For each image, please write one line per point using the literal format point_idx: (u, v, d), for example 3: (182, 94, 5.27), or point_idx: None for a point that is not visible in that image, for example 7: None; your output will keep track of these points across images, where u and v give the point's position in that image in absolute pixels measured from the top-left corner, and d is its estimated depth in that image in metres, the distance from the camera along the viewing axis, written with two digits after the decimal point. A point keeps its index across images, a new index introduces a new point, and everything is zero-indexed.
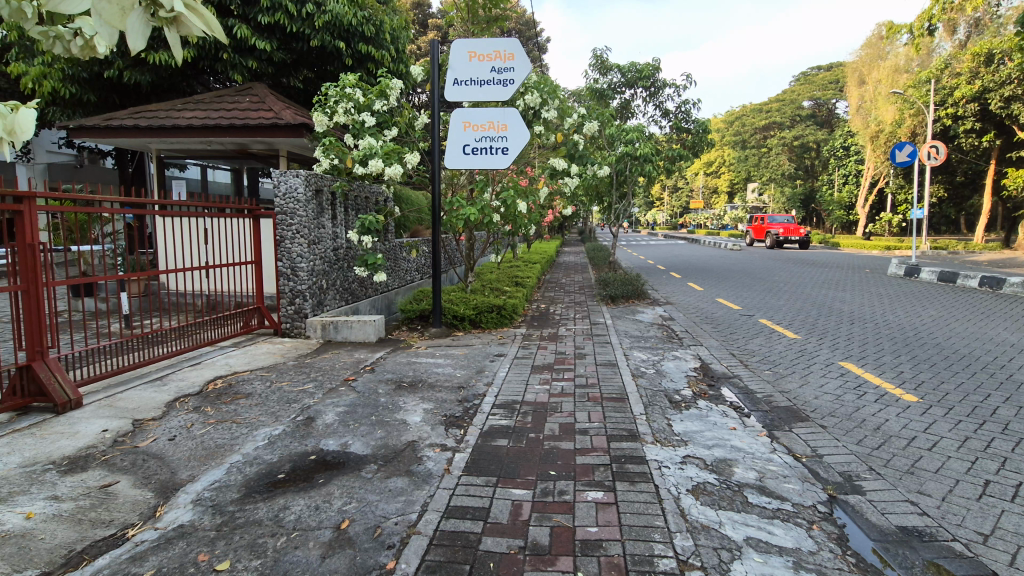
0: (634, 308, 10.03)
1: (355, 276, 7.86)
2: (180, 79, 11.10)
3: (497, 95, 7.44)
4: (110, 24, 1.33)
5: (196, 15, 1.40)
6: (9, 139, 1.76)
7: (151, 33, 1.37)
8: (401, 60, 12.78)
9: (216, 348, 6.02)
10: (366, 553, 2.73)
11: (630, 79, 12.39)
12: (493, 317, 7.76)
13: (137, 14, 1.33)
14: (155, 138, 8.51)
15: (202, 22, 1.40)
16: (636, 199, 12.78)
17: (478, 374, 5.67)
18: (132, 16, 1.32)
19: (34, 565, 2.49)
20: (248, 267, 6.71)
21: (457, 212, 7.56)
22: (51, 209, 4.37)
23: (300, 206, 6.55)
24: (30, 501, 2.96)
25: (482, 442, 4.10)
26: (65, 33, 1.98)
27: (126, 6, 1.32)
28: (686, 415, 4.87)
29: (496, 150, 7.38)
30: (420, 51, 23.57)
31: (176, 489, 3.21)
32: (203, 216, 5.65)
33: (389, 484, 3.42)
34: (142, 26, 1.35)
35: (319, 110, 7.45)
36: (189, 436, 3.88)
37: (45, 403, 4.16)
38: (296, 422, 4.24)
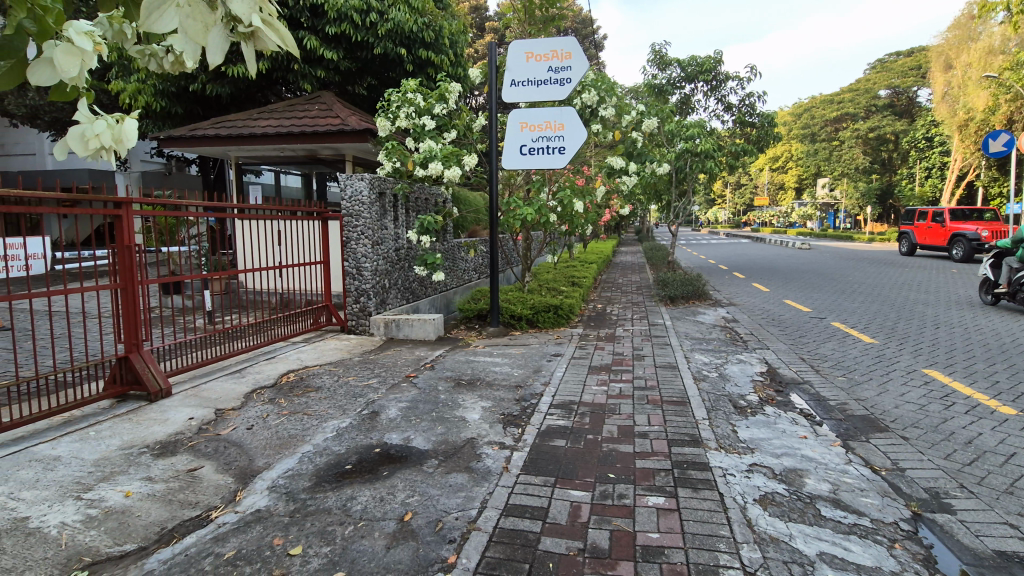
0: (695, 310, 9.72)
1: (415, 275, 8.07)
2: (255, 90, 11.79)
3: (554, 94, 7.44)
4: (193, 40, 1.27)
5: (273, 30, 1.33)
6: (115, 148, 1.74)
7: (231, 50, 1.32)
8: (459, 63, 13.00)
9: (288, 343, 6.36)
10: (429, 546, 2.79)
11: (691, 73, 11.97)
12: (551, 317, 7.74)
13: (218, 30, 1.29)
14: (234, 146, 9.09)
15: (278, 37, 1.33)
16: (697, 196, 12.35)
17: (536, 374, 5.68)
18: (214, 33, 1.29)
19: (132, 539, 2.73)
20: (317, 267, 7.03)
21: (514, 213, 7.59)
22: (145, 213, 4.76)
23: (365, 207, 6.79)
24: (128, 481, 3.24)
25: (541, 442, 4.10)
26: (158, 50, 2.14)
27: (209, 23, 1.29)
28: (753, 421, 4.66)
29: (553, 150, 7.37)
30: (477, 55, 23.86)
31: (254, 475, 3.42)
32: (277, 218, 5.98)
33: (450, 480, 3.48)
34: (222, 42, 1.31)
35: (382, 115, 7.81)
36: (265, 426, 4.12)
37: (141, 391, 4.54)
38: (362, 415, 4.41)
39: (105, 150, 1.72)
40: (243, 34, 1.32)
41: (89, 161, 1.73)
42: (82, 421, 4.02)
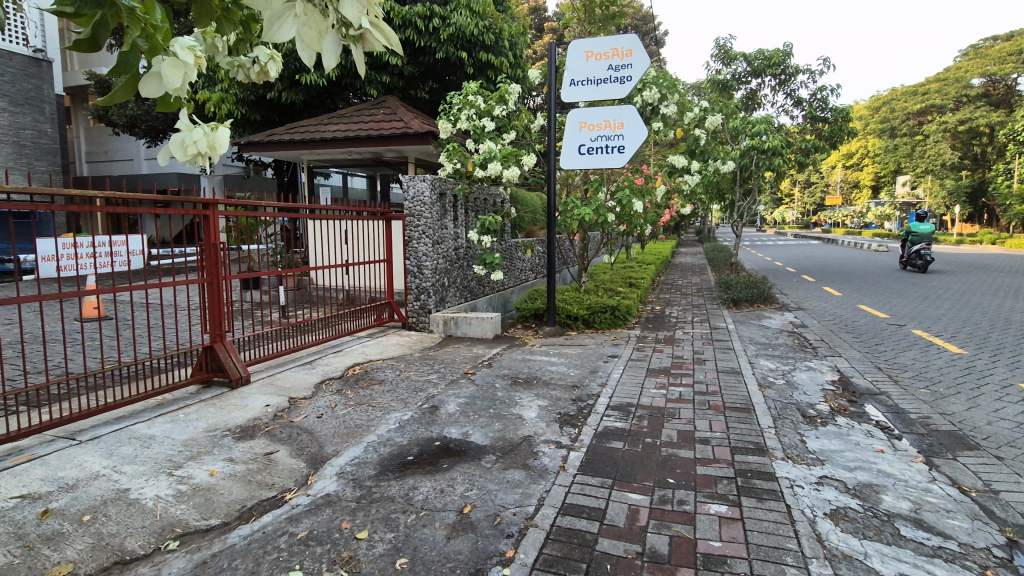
0: (760, 313, 9.34)
1: (473, 274, 8.22)
2: (325, 96, 12.39)
3: (614, 93, 7.36)
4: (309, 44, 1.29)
5: (379, 32, 1.39)
6: (209, 154, 1.87)
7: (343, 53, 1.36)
8: (518, 65, 13.12)
9: (354, 338, 6.65)
10: (487, 540, 2.85)
11: (757, 67, 11.46)
12: (608, 318, 7.66)
13: (332, 34, 1.33)
14: (305, 150, 9.59)
15: (385, 37, 1.39)
16: (763, 195, 11.83)
17: (592, 374, 5.65)
18: (329, 36, 1.33)
19: (216, 515, 2.95)
20: (380, 265, 7.29)
21: (572, 212, 7.57)
22: (229, 214, 5.14)
23: (427, 208, 6.98)
24: (213, 460, 3.50)
25: (598, 443, 4.08)
26: (246, 60, 2.31)
27: (322, 29, 1.33)
28: (823, 431, 4.42)
29: (612, 149, 7.29)
30: (535, 56, 23.95)
31: (324, 461, 3.61)
32: (344, 218, 6.26)
33: (507, 476, 3.53)
34: (334, 46, 1.35)
35: (444, 117, 8.00)
36: (333, 415, 4.34)
37: (223, 378, 4.89)
38: (423, 409, 4.55)
39: (201, 155, 1.86)
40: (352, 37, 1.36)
41: (186, 165, 1.87)
42: (173, 404, 4.38)
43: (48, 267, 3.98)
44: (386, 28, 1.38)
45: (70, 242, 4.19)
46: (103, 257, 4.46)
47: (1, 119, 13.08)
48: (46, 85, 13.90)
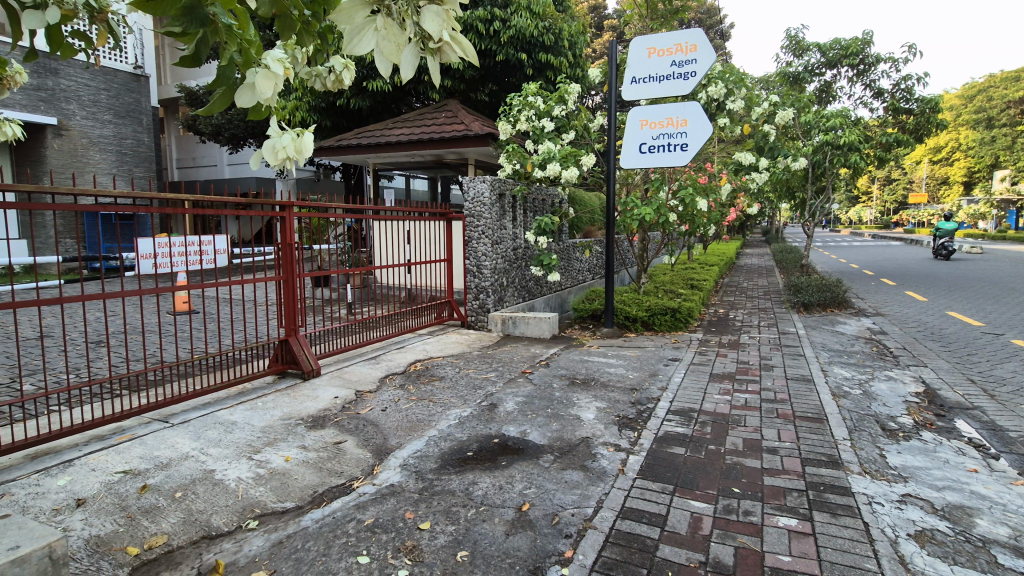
0: (834, 319, 8.80)
1: (531, 275, 8.26)
2: (390, 102, 12.83)
3: (678, 89, 7.17)
4: (388, 58, 1.34)
5: (457, 44, 1.40)
6: (296, 158, 2.01)
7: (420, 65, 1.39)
8: (577, 65, 13.05)
9: (415, 335, 6.85)
10: (546, 538, 2.86)
11: (832, 58, 10.80)
12: (668, 320, 7.47)
13: (411, 47, 1.37)
14: (371, 153, 9.98)
15: (461, 50, 1.40)
16: (838, 193, 11.13)
17: (652, 377, 5.53)
18: (408, 50, 1.36)
19: (291, 498, 3.14)
20: (441, 265, 7.46)
21: (632, 212, 7.42)
22: (303, 215, 5.42)
23: (486, 208, 7.10)
24: (287, 447, 3.72)
25: (658, 448, 4.00)
26: (323, 70, 2.49)
27: (401, 41, 1.35)
28: (905, 446, 4.11)
29: (675, 147, 7.11)
30: (594, 55, 23.74)
31: (388, 453, 3.75)
32: (408, 219, 6.47)
33: (565, 476, 3.53)
34: (413, 58, 1.38)
35: (504, 119, 8.08)
36: (397, 409, 4.50)
37: (296, 370, 5.18)
38: (481, 406, 4.62)
39: (289, 159, 1.99)
40: (430, 50, 1.39)
41: (275, 169, 2.00)
42: (252, 393, 4.69)
43: (147, 264, 4.36)
44: (463, 39, 1.40)
45: (165, 242, 4.56)
46: (193, 255, 4.82)
47: (107, 130, 14.43)
48: (144, 99, 15.21)
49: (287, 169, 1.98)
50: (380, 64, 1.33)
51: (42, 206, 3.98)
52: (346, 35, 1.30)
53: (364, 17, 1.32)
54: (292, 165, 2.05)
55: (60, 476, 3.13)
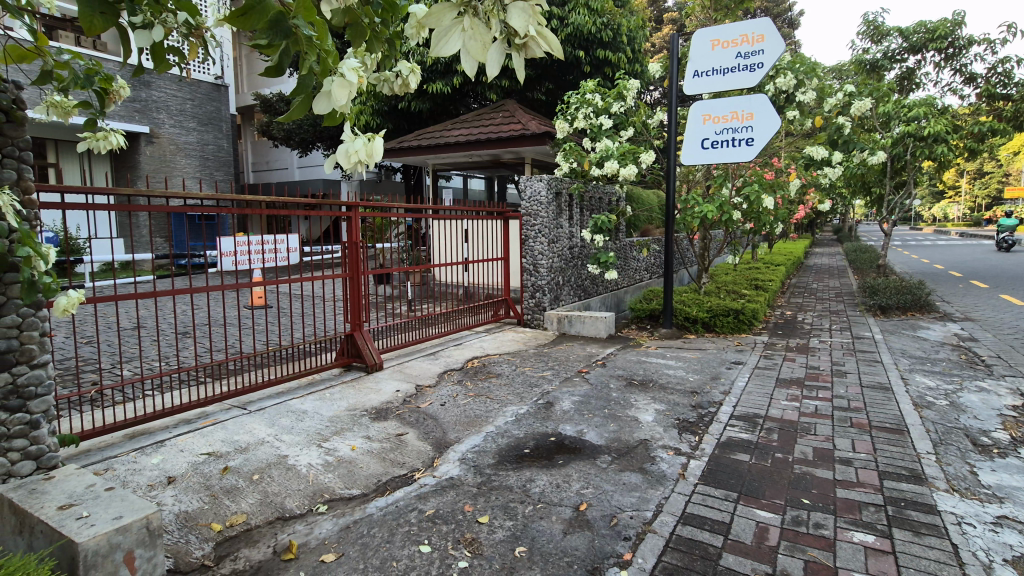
0: (915, 323, 8.18)
1: (587, 273, 8.20)
2: (448, 103, 13.08)
3: (744, 82, 6.89)
4: (474, 56, 1.33)
5: (542, 39, 1.38)
6: (368, 162, 2.00)
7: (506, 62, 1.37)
8: (636, 60, 12.80)
9: (472, 332, 6.95)
10: (604, 539, 2.83)
11: (916, 42, 10.02)
12: (730, 322, 7.19)
13: (497, 46, 1.35)
14: (431, 154, 10.22)
15: (546, 44, 1.38)
16: (921, 187, 10.32)
17: (714, 381, 5.35)
18: (494, 48, 1.34)
19: (356, 485, 3.28)
20: (498, 263, 7.53)
21: (693, 210, 7.19)
22: (367, 215, 5.62)
23: (543, 207, 7.12)
24: (353, 437, 3.88)
25: (721, 453, 3.86)
26: (390, 75, 2.53)
27: (487, 40, 1.34)
28: (1000, 464, 3.77)
29: (739, 142, 6.84)
30: (653, 50, 23.22)
31: (448, 446, 3.83)
32: (465, 218, 6.57)
33: (624, 478, 3.49)
34: (499, 56, 1.36)
35: (561, 117, 8.06)
36: (455, 404, 4.59)
37: (361, 363, 5.40)
38: (538, 404, 4.63)
39: (361, 163, 1.98)
40: (515, 46, 1.37)
41: (348, 172, 2.00)
42: (321, 384, 4.93)
43: (227, 262, 4.67)
44: (548, 34, 1.37)
45: (244, 241, 4.88)
46: (268, 253, 5.11)
47: (191, 137, 15.54)
48: (224, 107, 16.27)
49: (359, 172, 1.98)
50: (467, 64, 1.32)
51: (138, 208, 4.32)
52: (435, 36, 1.31)
53: (452, 19, 1.33)
54: (363, 169, 2.05)
55: (153, 455, 3.41)
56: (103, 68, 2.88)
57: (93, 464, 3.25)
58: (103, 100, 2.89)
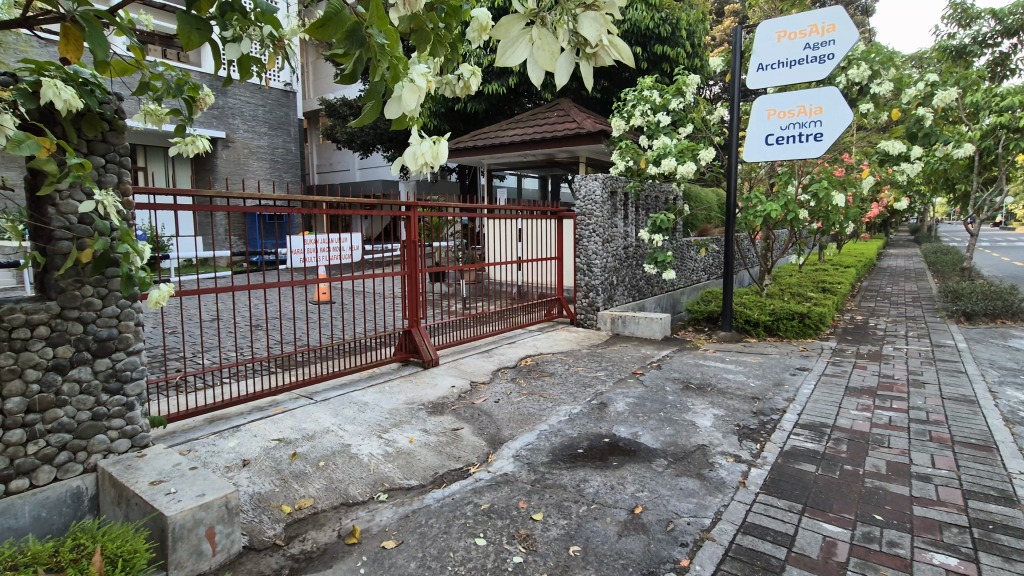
0: (1005, 331, 7.51)
1: (642, 273, 8.08)
2: (504, 104, 13.20)
3: (813, 74, 6.54)
4: (542, 66, 1.32)
5: (613, 48, 1.36)
6: (433, 164, 2.00)
7: (574, 70, 1.35)
8: (695, 54, 12.45)
9: (525, 331, 7.00)
10: (660, 544, 2.79)
11: (1011, 25, 9.17)
12: (795, 325, 6.86)
13: (566, 55, 1.35)
14: (486, 154, 10.35)
15: (616, 53, 1.35)
16: (1014, 183, 9.45)
17: (777, 387, 5.13)
18: (562, 57, 1.34)
19: (414, 476, 3.38)
20: (551, 263, 7.53)
21: (755, 209, 6.91)
22: (425, 214, 5.77)
23: (598, 207, 7.07)
24: (411, 429, 4.00)
25: (784, 462, 3.71)
26: (452, 78, 2.56)
27: (555, 50, 1.33)
28: None
29: (807, 137, 6.52)
30: (712, 43, 22.47)
31: (502, 443, 3.88)
32: (520, 217, 6.62)
33: (680, 483, 3.41)
34: (567, 66, 1.36)
35: (618, 115, 7.97)
36: (509, 401, 4.64)
37: (418, 359, 5.56)
38: (592, 404, 4.61)
39: (427, 165, 1.99)
40: (585, 56, 1.36)
41: (415, 174, 2.02)
42: (380, 377, 5.11)
43: (296, 259, 4.92)
44: (620, 43, 1.34)
45: (311, 240, 5.12)
46: (332, 251, 5.34)
47: (262, 141, 16.43)
48: (291, 112, 17.11)
49: (425, 175, 1.99)
50: (533, 74, 1.32)
51: (217, 208, 4.62)
52: (503, 47, 1.32)
53: (520, 29, 1.33)
54: (429, 171, 2.05)
55: (230, 438, 3.66)
56: (190, 77, 3.11)
57: (179, 445, 3.52)
58: (191, 108, 3.17)
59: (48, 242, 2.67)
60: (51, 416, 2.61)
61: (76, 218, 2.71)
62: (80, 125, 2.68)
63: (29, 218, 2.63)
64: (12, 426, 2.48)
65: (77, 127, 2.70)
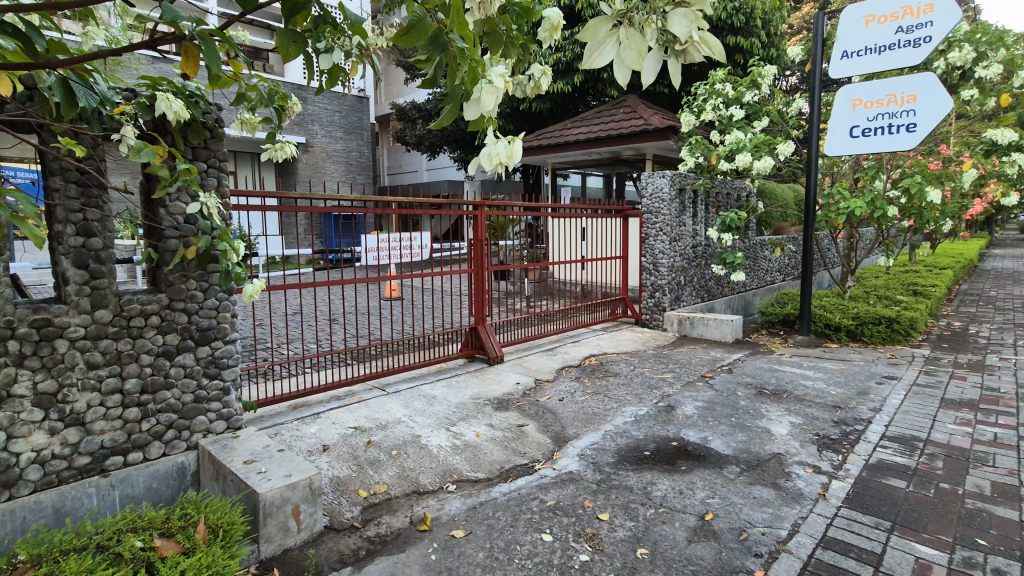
0: None
1: (712, 274, 7.81)
2: (569, 102, 13.15)
3: (907, 60, 6.02)
4: (629, 65, 1.33)
5: (702, 44, 1.35)
6: (507, 163, 2.01)
7: (662, 68, 1.35)
8: (772, 44, 11.85)
9: (589, 330, 6.95)
10: (733, 553, 2.69)
11: None
12: (882, 331, 6.39)
13: (654, 54, 1.35)
14: (550, 153, 10.37)
15: (706, 49, 1.34)
16: None
17: (861, 396, 4.80)
18: (650, 57, 1.34)
19: (482, 469, 3.46)
20: (616, 262, 7.42)
21: (837, 206, 6.49)
22: (491, 213, 5.85)
23: (665, 204, 6.90)
24: (477, 423, 4.10)
25: (870, 476, 3.47)
26: (523, 78, 2.55)
27: (643, 49, 1.33)
28: None
29: (898, 128, 6.04)
30: (790, 32, 21.32)
31: (567, 441, 3.89)
32: (585, 216, 6.57)
33: (754, 492, 3.28)
34: (654, 64, 1.36)
35: (688, 109, 7.73)
36: (573, 400, 4.64)
37: (483, 356, 5.67)
38: (659, 407, 4.52)
39: (502, 165, 2.00)
40: (674, 53, 1.38)
41: (489, 174, 2.04)
42: (448, 372, 5.26)
43: (370, 256, 5.14)
44: (711, 39, 1.34)
45: (384, 238, 5.33)
46: (403, 249, 5.54)
47: (337, 145, 17.29)
48: (364, 116, 17.89)
49: (500, 174, 2.01)
50: (620, 73, 1.33)
51: (300, 208, 4.92)
52: (589, 48, 1.33)
53: (608, 29, 1.34)
54: (502, 171, 2.07)
55: (312, 424, 3.91)
56: (280, 87, 3.33)
57: (267, 428, 3.79)
58: (281, 116, 3.40)
59: (159, 240, 2.97)
60: (161, 397, 2.89)
61: (183, 218, 3.00)
62: (187, 133, 2.95)
63: (145, 219, 2.93)
64: (130, 405, 2.78)
65: (184, 136, 2.97)
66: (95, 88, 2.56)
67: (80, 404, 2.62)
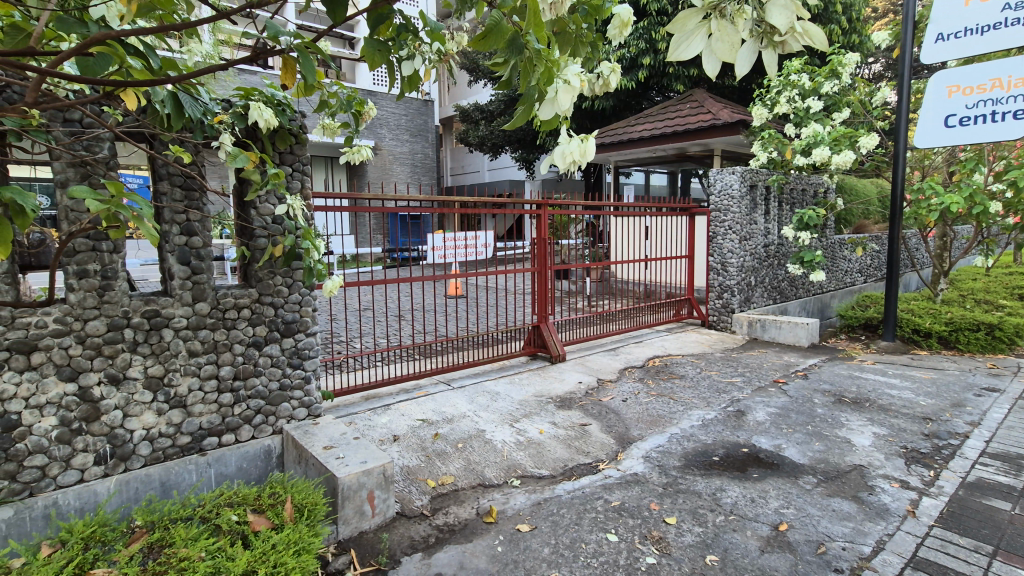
0: None
1: (785, 274, 7.45)
2: (633, 99, 12.92)
3: (1014, 41, 5.42)
4: (719, 56, 1.30)
5: (800, 36, 1.32)
6: (580, 160, 2.01)
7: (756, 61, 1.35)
8: (853, 30, 11.11)
9: (652, 330, 6.81)
10: (810, 566, 2.57)
11: None
12: (980, 338, 5.86)
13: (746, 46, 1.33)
14: (613, 151, 10.21)
15: (804, 40, 1.30)
16: None
17: (956, 408, 4.42)
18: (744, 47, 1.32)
19: (545, 466, 3.49)
20: (682, 262, 7.22)
21: (928, 202, 6.00)
22: (553, 212, 5.86)
23: (735, 202, 6.65)
24: (540, 421, 4.13)
25: (967, 495, 3.21)
26: (592, 77, 2.52)
27: (735, 41, 1.31)
28: None
29: (1004, 116, 5.47)
30: (874, 16, 19.87)
31: (631, 442, 3.85)
32: (650, 215, 6.45)
33: (833, 504, 3.10)
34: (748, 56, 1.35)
35: (760, 103, 7.43)
36: (637, 401, 4.58)
37: (545, 354, 5.70)
38: (727, 411, 4.37)
39: (575, 162, 2.01)
40: (771, 44, 1.34)
41: (562, 171, 2.04)
42: (510, 369, 5.33)
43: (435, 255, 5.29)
44: (811, 29, 1.30)
45: (449, 238, 5.48)
46: (467, 248, 5.66)
47: (403, 147, 17.86)
48: (429, 119, 18.37)
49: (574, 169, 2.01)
50: (710, 65, 1.31)
51: (371, 208, 5.14)
52: (677, 40, 1.30)
53: (697, 22, 1.31)
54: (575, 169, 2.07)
55: (383, 415, 4.08)
56: (358, 93, 3.49)
57: (342, 416, 4.00)
58: (358, 120, 3.57)
59: (250, 239, 3.20)
60: (251, 383, 3.13)
61: (271, 218, 3.22)
62: (275, 139, 3.17)
63: (237, 219, 3.17)
64: (225, 390, 3.02)
65: (272, 142, 3.19)
66: (199, 100, 2.81)
67: (182, 388, 2.87)
